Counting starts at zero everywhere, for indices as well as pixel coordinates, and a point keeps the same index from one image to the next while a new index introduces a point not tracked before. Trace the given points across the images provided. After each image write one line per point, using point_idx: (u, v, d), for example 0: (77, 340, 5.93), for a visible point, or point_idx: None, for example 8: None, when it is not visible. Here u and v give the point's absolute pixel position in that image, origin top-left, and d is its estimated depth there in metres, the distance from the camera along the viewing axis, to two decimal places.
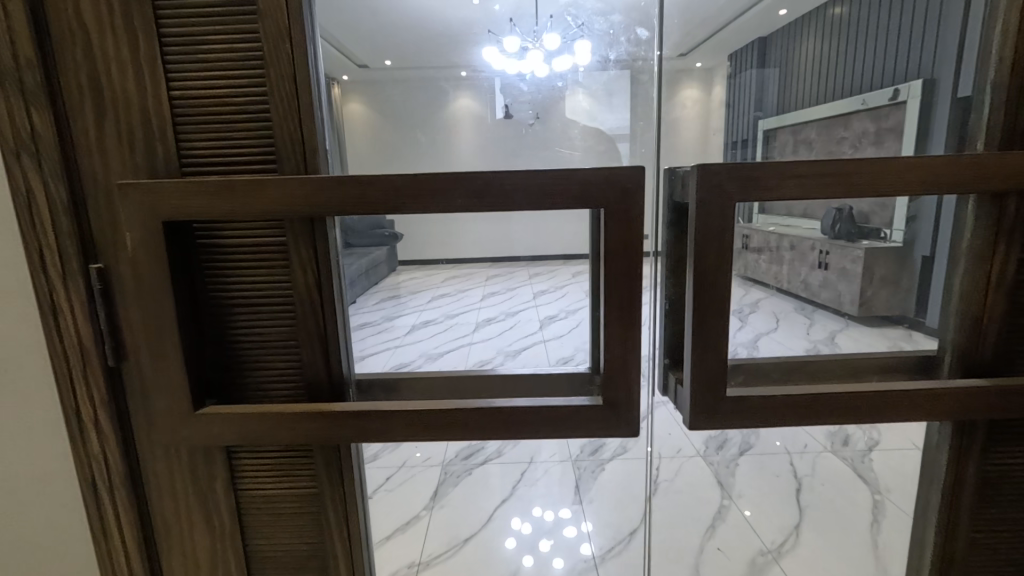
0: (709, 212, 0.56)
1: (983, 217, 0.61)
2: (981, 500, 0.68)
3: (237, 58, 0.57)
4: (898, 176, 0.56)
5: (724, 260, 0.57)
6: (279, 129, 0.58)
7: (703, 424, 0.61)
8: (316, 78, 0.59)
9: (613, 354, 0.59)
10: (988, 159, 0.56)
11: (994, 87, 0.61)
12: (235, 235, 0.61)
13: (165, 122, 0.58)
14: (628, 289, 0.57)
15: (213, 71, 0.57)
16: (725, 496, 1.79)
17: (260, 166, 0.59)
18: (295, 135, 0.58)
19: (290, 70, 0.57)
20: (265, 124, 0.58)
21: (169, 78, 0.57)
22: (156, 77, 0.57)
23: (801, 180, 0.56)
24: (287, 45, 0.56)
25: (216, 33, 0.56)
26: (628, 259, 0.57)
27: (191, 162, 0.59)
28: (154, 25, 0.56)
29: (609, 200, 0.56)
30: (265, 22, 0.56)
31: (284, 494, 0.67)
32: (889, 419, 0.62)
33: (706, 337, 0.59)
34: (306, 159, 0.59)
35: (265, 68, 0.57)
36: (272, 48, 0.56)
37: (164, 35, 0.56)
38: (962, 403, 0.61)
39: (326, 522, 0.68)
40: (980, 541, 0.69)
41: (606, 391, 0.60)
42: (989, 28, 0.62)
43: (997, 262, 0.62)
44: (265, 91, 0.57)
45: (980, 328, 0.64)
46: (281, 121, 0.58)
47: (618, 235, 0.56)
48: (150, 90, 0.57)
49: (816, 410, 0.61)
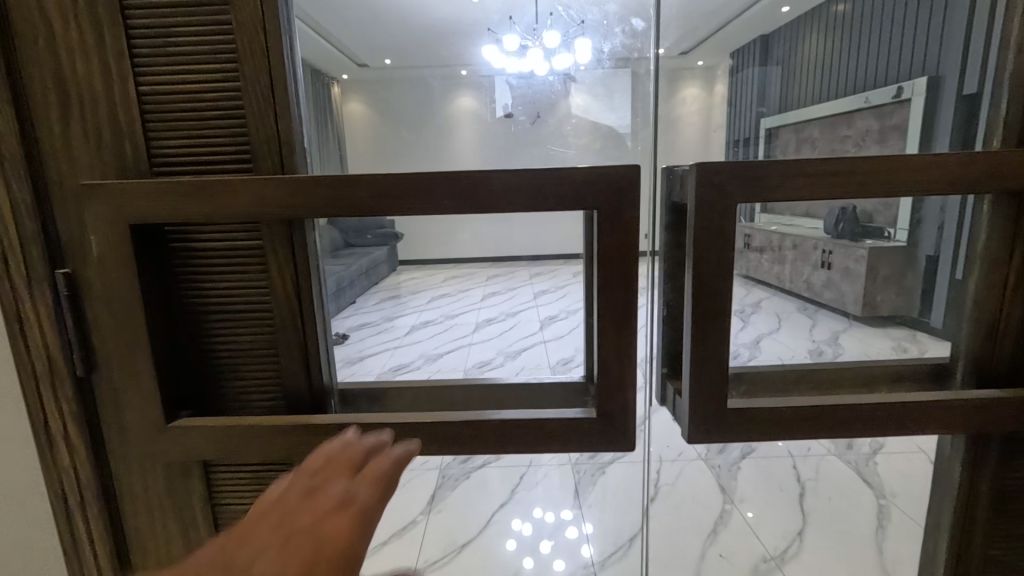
0: (710, 214, 0.52)
1: (1000, 218, 0.58)
2: (998, 515, 0.64)
3: (209, 52, 0.54)
4: (911, 175, 0.53)
5: (726, 265, 0.54)
6: (254, 127, 0.55)
7: (703, 437, 0.57)
8: (293, 73, 0.56)
9: (608, 363, 0.56)
10: (1006, 156, 0.53)
11: (1010, 79, 0.58)
12: (210, 239, 0.58)
13: (135, 120, 0.55)
14: (623, 295, 0.54)
15: (184, 67, 0.54)
16: (728, 500, 1.74)
17: (235, 166, 0.56)
18: (271, 134, 0.55)
19: (265, 65, 0.54)
20: (239, 122, 0.55)
21: (139, 74, 0.54)
22: (125, 72, 0.54)
23: (808, 180, 0.52)
24: (261, 36, 0.53)
25: (187, 26, 0.53)
26: (623, 264, 0.54)
27: (163, 163, 0.56)
28: (120, 18, 0.53)
29: (603, 202, 0.53)
30: (238, 14, 0.53)
31: None
32: (900, 431, 0.59)
33: (707, 346, 0.55)
34: (283, 159, 0.56)
35: (239, 63, 0.54)
36: (245, 41, 0.53)
37: (132, 28, 0.53)
38: (976, 415, 0.58)
39: None
40: (995, 557, 0.66)
41: (600, 402, 0.57)
42: (1005, 18, 0.59)
43: (1014, 266, 0.59)
44: (239, 87, 0.55)
45: (995, 336, 0.61)
46: (255, 118, 0.55)
47: (612, 239, 0.53)
48: (118, 86, 0.54)
49: (824, 422, 0.58)
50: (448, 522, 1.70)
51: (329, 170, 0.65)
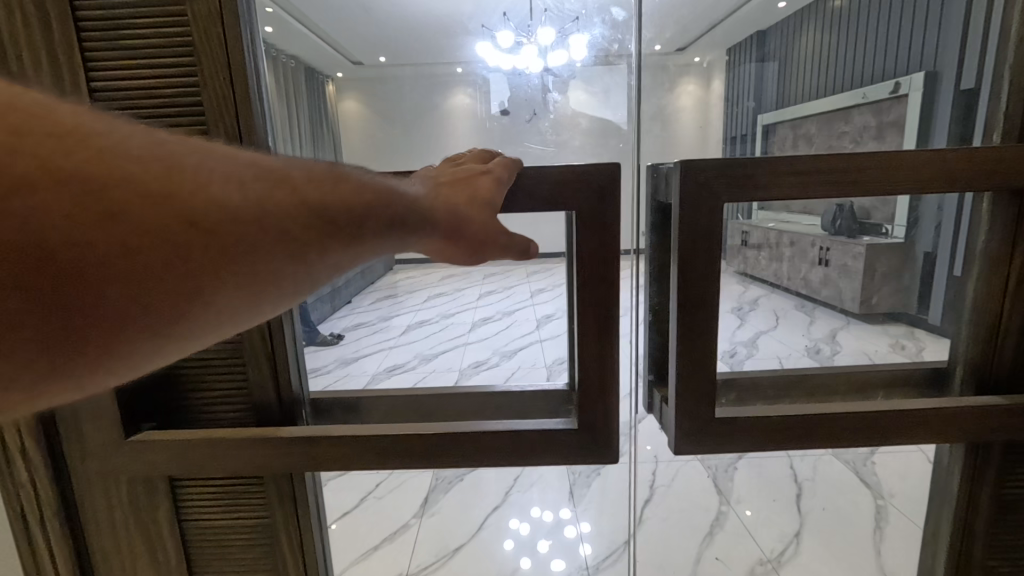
0: (696, 214, 0.49)
1: (1001, 217, 0.55)
2: (998, 526, 0.62)
3: (164, 44, 0.51)
4: (907, 172, 0.50)
5: (713, 268, 0.51)
6: (213, 124, 0.52)
7: (691, 448, 0.55)
8: (255, 65, 0.53)
9: (589, 371, 0.53)
10: (1006, 151, 0.50)
11: (1011, 72, 0.55)
12: None
13: None
14: (604, 300, 0.52)
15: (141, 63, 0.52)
16: (724, 501, 1.70)
17: None
18: (231, 130, 0.52)
19: (224, 56, 0.51)
20: (196, 117, 0.53)
21: (89, 68, 0.51)
22: (73, 66, 0.51)
23: (799, 178, 0.50)
24: (220, 28, 0.50)
25: (141, 18, 0.51)
26: (604, 267, 0.51)
27: None
28: (68, 8, 0.50)
29: (581, 202, 0.50)
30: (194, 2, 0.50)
31: (235, 525, 0.63)
32: (896, 440, 0.56)
33: (694, 353, 0.53)
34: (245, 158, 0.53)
35: (196, 54, 0.51)
36: (204, 34, 0.51)
37: (81, 20, 0.51)
38: (975, 424, 0.55)
39: (280, 555, 0.64)
40: (995, 569, 0.63)
41: (582, 412, 0.54)
42: (1005, 7, 0.56)
43: (1015, 268, 0.56)
44: (197, 80, 0.52)
45: (996, 340, 0.58)
46: (215, 114, 0.52)
47: (590, 242, 0.50)
48: (69, 82, 0.51)
49: (817, 432, 0.55)
50: (441, 525, 1.66)
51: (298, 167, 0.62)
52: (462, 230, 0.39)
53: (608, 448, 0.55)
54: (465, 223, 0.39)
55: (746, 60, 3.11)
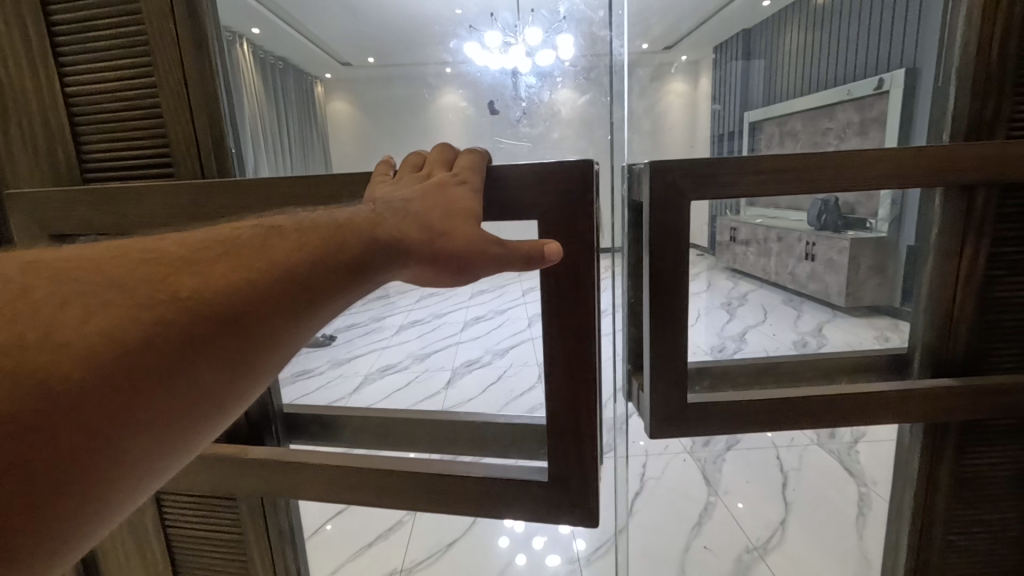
0: (663, 210, 0.53)
1: (952, 210, 0.59)
2: (956, 501, 0.66)
3: (129, 66, 0.63)
4: (861, 170, 0.53)
5: (682, 262, 0.54)
6: (172, 131, 0.64)
7: (665, 431, 0.58)
8: (215, 79, 0.63)
9: (568, 385, 0.56)
10: (954, 148, 0.54)
11: (959, 75, 0.59)
12: None
13: (64, 128, 0.65)
14: (576, 311, 0.54)
15: (115, 85, 0.64)
16: (712, 492, 1.74)
17: (156, 163, 0.66)
18: (188, 137, 0.64)
19: (180, 75, 0.62)
20: (157, 127, 0.65)
21: (66, 85, 0.64)
22: (53, 86, 0.64)
23: (761, 176, 0.53)
24: (174, 43, 0.61)
25: (107, 43, 0.62)
26: (576, 279, 0.54)
27: (89, 164, 0.66)
28: (47, 37, 0.62)
29: (560, 231, 0.53)
30: (151, 31, 0.61)
31: (213, 521, 0.76)
32: (856, 422, 0.60)
33: (667, 342, 0.56)
34: (201, 160, 0.64)
35: (155, 72, 0.62)
36: (162, 54, 0.62)
37: (58, 45, 0.63)
38: (932, 404, 0.59)
39: (250, 549, 0.77)
40: (956, 543, 0.67)
41: (556, 442, 0.57)
42: (954, 13, 0.60)
43: (965, 258, 0.60)
44: (157, 94, 0.63)
45: (949, 326, 0.62)
46: (174, 124, 0.64)
47: (572, 289, 0.54)
48: (49, 99, 0.64)
49: (784, 414, 0.59)
50: (436, 521, 1.68)
51: (256, 163, 0.72)
52: (444, 248, 0.43)
53: (587, 483, 0.57)
54: (444, 240, 0.43)
55: (731, 59, 3.15)
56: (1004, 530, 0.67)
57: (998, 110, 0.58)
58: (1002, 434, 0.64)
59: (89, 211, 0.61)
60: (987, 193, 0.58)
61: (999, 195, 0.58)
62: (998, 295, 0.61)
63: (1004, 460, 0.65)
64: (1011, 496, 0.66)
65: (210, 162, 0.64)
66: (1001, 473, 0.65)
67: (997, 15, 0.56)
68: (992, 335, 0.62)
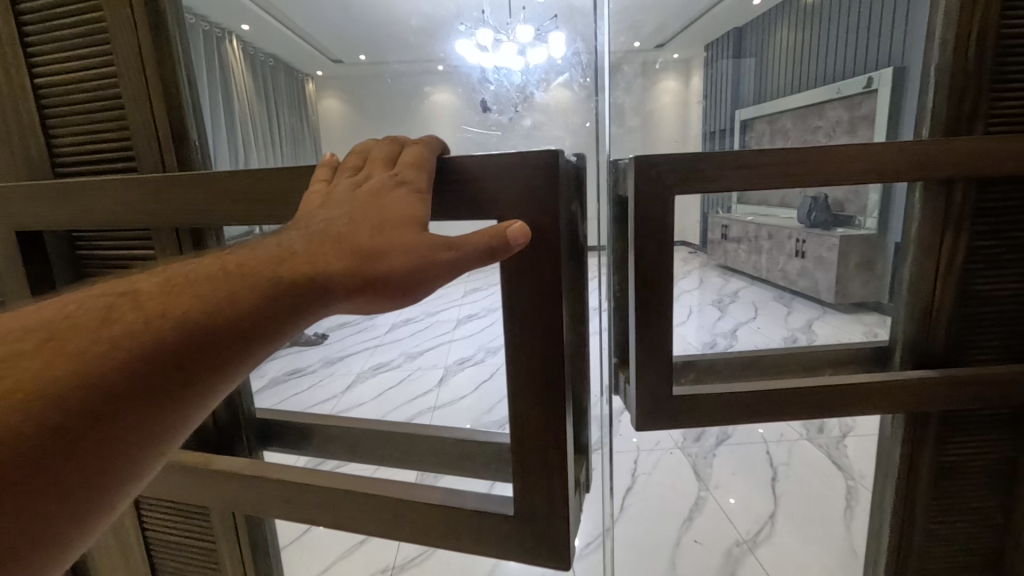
0: (648, 204, 0.53)
1: (931, 204, 0.60)
2: (937, 490, 0.67)
3: (90, 61, 0.66)
4: (841, 165, 0.54)
5: (666, 257, 0.55)
6: (132, 122, 0.66)
7: (651, 424, 0.59)
8: (175, 71, 0.65)
9: (536, 421, 0.53)
10: (934, 144, 0.55)
11: (939, 72, 0.60)
12: (106, 245, 0.71)
13: (35, 121, 0.69)
14: (546, 340, 0.51)
15: (89, 84, 0.66)
16: (702, 487, 1.76)
17: (119, 154, 0.68)
18: (149, 128, 0.66)
19: (139, 67, 0.64)
20: (118, 119, 0.67)
21: (36, 81, 0.68)
22: (24, 82, 0.68)
23: (744, 171, 0.54)
24: (133, 35, 0.63)
25: (69, 40, 0.66)
26: (546, 302, 0.50)
27: (59, 157, 0.70)
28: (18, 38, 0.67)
29: (529, 252, 0.49)
30: (110, 25, 0.63)
31: (185, 542, 0.77)
32: (837, 414, 0.61)
33: (653, 336, 0.56)
34: (161, 151, 0.66)
35: (115, 64, 0.65)
36: (121, 46, 0.63)
37: (28, 46, 0.67)
38: (912, 396, 0.60)
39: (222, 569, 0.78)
40: (936, 532, 0.69)
41: (521, 478, 0.55)
42: (935, 10, 0.60)
43: (945, 252, 0.61)
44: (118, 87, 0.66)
45: (929, 319, 0.63)
46: (135, 115, 0.65)
47: (540, 321, 0.50)
48: (20, 94, 0.69)
49: (768, 406, 0.60)
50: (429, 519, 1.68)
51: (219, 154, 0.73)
52: (380, 270, 0.40)
53: (557, 522, 0.54)
54: (374, 262, 0.40)
55: (723, 56, 3.14)
56: (983, 519, 0.68)
57: (978, 105, 0.59)
58: (981, 424, 0.65)
59: (81, 209, 0.61)
60: (965, 188, 0.59)
61: (978, 189, 0.59)
62: (977, 289, 0.62)
63: (984, 451, 0.66)
64: (990, 486, 0.67)
65: (171, 154, 0.66)
66: (981, 463, 0.66)
67: (976, 12, 0.57)
68: (971, 328, 0.63)
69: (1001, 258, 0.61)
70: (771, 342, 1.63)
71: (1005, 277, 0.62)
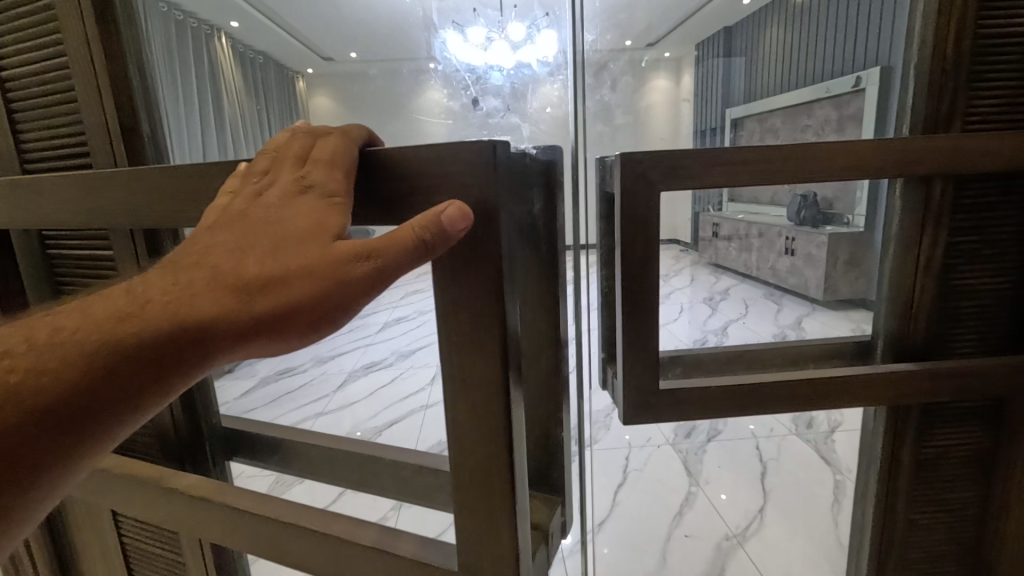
0: (633, 200, 0.54)
1: (910, 202, 0.62)
2: (918, 481, 0.69)
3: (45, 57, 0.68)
4: (821, 162, 0.55)
5: (652, 252, 0.56)
6: (86, 117, 0.68)
7: (638, 418, 0.60)
8: (126, 67, 0.67)
9: (475, 456, 0.46)
10: (912, 142, 0.56)
11: (917, 71, 0.61)
12: (73, 244, 0.75)
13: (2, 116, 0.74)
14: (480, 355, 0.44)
15: (45, 77, 0.69)
16: (693, 483, 1.78)
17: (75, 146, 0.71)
18: (100, 121, 0.67)
19: (88, 62, 0.66)
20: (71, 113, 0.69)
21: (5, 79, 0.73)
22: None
23: (727, 167, 0.54)
24: (81, 28, 0.65)
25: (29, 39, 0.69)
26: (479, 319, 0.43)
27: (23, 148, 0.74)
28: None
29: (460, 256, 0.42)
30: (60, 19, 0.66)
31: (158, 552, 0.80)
32: (818, 407, 0.62)
33: (640, 330, 0.57)
34: (111, 144, 0.68)
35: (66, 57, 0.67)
36: (70, 39, 0.66)
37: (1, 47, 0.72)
38: (893, 389, 0.61)
39: None
40: (918, 521, 0.70)
41: (464, 518, 0.48)
42: (913, 10, 0.62)
43: (924, 248, 0.63)
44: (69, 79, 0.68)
45: (910, 314, 0.64)
46: (86, 109, 0.68)
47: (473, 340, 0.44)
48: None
49: (752, 399, 0.61)
50: None
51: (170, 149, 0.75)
52: (285, 300, 0.39)
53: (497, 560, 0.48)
54: (281, 291, 0.39)
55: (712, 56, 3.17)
56: (964, 509, 0.70)
57: (955, 103, 0.60)
58: (961, 416, 0.67)
59: (60, 206, 0.60)
60: (943, 185, 0.61)
61: (956, 186, 0.61)
62: (956, 284, 0.63)
63: (963, 441, 0.67)
64: (969, 477, 0.69)
65: (120, 149, 0.68)
66: (960, 453, 0.68)
67: (953, 11, 0.58)
68: (950, 321, 0.64)
69: (979, 253, 0.63)
70: (764, 337, 1.57)
71: (982, 272, 0.63)
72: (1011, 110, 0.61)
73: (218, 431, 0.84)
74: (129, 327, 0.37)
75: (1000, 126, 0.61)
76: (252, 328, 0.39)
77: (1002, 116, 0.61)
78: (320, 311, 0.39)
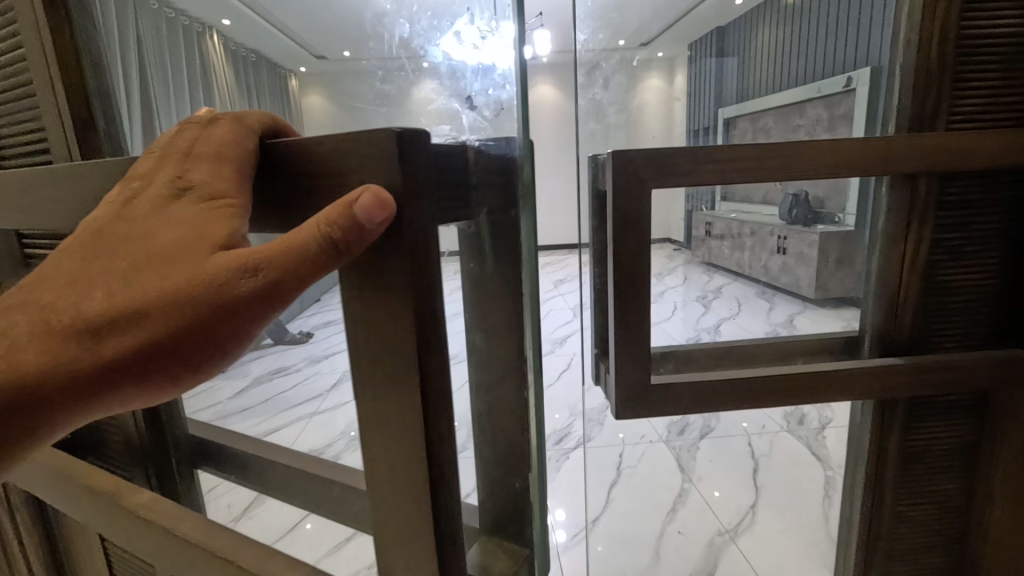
0: (625, 197, 0.55)
1: (896, 198, 0.63)
2: (904, 473, 0.70)
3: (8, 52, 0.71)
4: (809, 160, 0.56)
5: (643, 248, 0.56)
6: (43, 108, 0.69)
7: (630, 412, 0.60)
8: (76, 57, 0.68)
9: (399, 509, 0.38)
10: (897, 140, 0.57)
11: (903, 71, 0.63)
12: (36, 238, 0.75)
13: None
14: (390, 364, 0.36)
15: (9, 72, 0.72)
16: (686, 479, 1.81)
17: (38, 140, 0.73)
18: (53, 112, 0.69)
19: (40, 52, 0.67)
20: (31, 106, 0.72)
21: None
22: None
23: (717, 164, 0.55)
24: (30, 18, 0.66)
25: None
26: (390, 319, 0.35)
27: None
28: None
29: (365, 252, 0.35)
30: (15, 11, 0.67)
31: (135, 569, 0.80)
32: (806, 401, 0.63)
33: (632, 324, 0.58)
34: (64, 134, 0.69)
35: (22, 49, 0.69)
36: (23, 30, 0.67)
37: None
38: (879, 382, 0.62)
39: None
40: (904, 513, 0.71)
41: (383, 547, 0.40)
42: (900, 9, 0.63)
43: (909, 244, 0.64)
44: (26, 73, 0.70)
45: (896, 309, 0.66)
46: (42, 100, 0.69)
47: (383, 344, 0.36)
48: None
49: (742, 393, 0.62)
50: None
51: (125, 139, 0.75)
52: (174, 331, 0.36)
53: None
54: (167, 322, 0.36)
55: (706, 55, 3.14)
56: (949, 500, 0.71)
57: (940, 102, 0.61)
58: (947, 408, 0.68)
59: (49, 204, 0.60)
60: (928, 182, 0.62)
61: (941, 183, 0.62)
62: (941, 279, 0.65)
63: (948, 433, 0.69)
64: (954, 468, 0.70)
65: (72, 140, 0.69)
66: (945, 445, 0.69)
67: (937, 10, 0.59)
68: (935, 315, 0.66)
69: (963, 248, 0.64)
70: (757, 332, 1.53)
71: (966, 267, 0.65)
72: (993, 108, 0.62)
73: (184, 443, 0.84)
74: (32, 361, 0.37)
75: (983, 124, 0.62)
76: (145, 353, 0.37)
77: (985, 114, 0.62)
78: (198, 335, 0.36)
